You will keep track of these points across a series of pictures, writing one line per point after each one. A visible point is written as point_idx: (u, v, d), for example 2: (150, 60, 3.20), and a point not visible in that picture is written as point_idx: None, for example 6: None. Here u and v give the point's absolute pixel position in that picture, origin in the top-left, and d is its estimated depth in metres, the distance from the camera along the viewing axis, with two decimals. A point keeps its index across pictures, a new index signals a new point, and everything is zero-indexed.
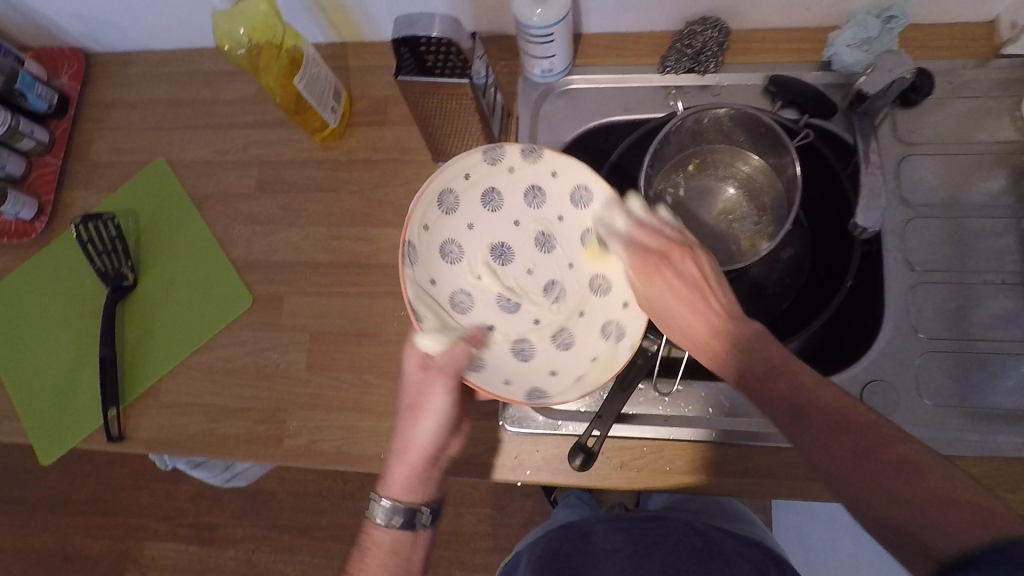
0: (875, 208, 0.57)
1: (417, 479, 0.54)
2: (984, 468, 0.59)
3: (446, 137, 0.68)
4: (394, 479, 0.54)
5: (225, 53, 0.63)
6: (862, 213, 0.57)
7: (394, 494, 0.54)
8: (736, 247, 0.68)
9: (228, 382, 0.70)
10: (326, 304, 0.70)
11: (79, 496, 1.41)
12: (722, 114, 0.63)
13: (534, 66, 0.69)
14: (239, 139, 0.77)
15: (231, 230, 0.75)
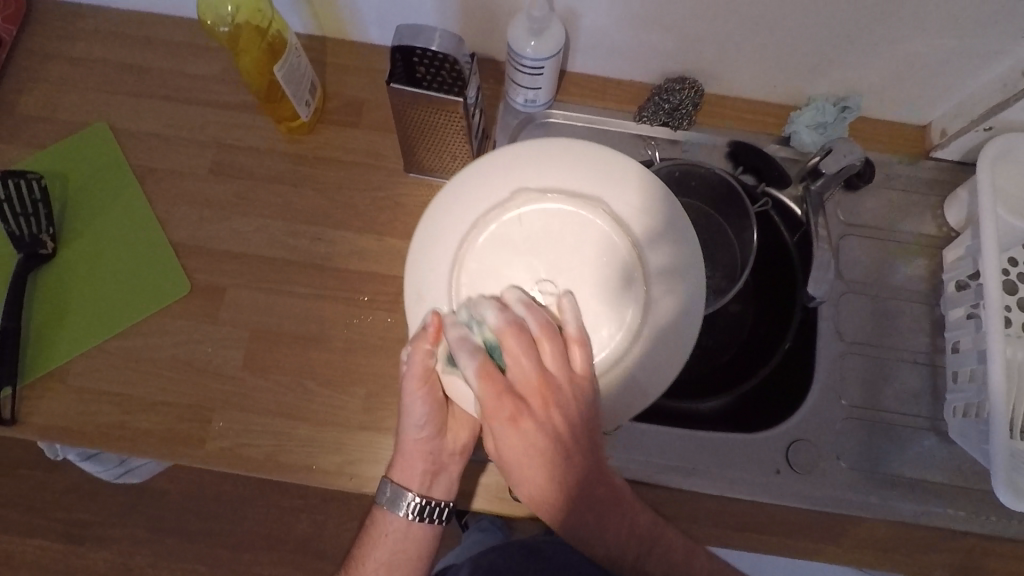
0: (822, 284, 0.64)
1: (423, 472, 0.56)
2: (887, 529, 0.64)
3: (423, 149, 0.67)
4: (408, 472, 0.56)
5: (207, 28, 0.61)
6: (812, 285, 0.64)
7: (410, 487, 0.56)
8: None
9: (150, 373, 0.64)
10: (272, 302, 0.67)
11: None
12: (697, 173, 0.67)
13: (519, 94, 0.70)
14: (197, 116, 0.72)
15: (176, 210, 0.70)
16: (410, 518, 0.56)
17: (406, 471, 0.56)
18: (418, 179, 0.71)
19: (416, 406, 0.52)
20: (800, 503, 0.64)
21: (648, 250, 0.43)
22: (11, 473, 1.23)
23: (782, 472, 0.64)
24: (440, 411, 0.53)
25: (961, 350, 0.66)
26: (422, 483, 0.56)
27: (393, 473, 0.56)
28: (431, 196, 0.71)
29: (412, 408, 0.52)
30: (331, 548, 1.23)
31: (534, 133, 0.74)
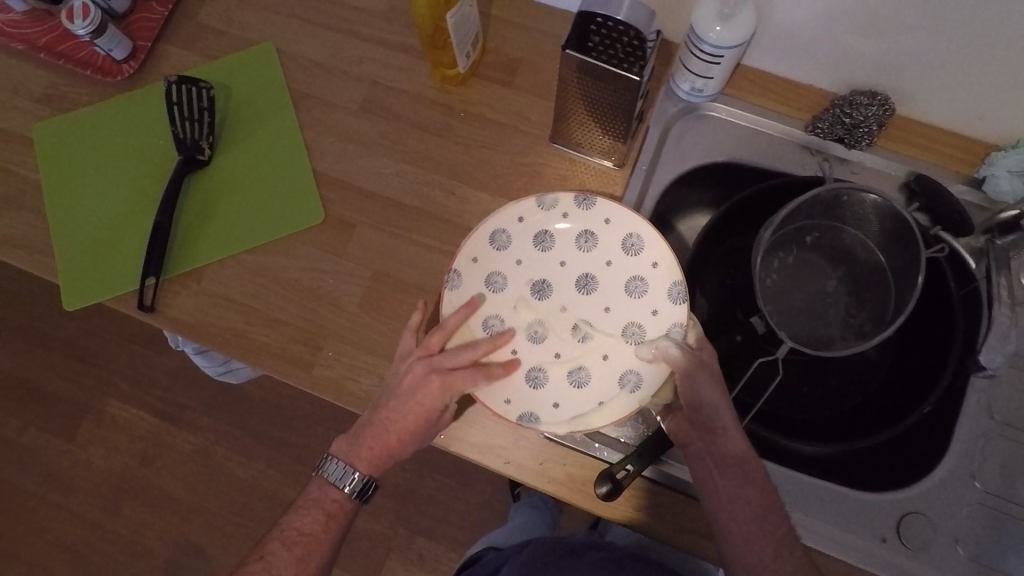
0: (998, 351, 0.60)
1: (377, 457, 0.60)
2: None
3: (579, 122, 0.65)
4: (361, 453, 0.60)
5: None
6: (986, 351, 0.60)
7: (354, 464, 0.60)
8: (826, 334, 0.63)
9: (274, 291, 0.67)
10: (396, 247, 0.67)
11: (57, 334, 1.37)
12: (868, 200, 0.60)
13: (686, 80, 0.65)
14: (357, 50, 0.73)
15: (323, 140, 0.71)
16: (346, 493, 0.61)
17: (355, 446, 0.60)
18: (560, 152, 0.69)
19: (399, 410, 0.58)
20: None
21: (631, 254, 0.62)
22: (127, 345, 1.36)
23: (888, 542, 0.59)
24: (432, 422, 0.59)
25: None
26: (364, 461, 0.60)
27: (338, 442, 0.62)
28: (570, 170, 0.68)
29: (400, 411, 0.58)
30: (388, 483, 1.28)
31: (691, 124, 0.69)
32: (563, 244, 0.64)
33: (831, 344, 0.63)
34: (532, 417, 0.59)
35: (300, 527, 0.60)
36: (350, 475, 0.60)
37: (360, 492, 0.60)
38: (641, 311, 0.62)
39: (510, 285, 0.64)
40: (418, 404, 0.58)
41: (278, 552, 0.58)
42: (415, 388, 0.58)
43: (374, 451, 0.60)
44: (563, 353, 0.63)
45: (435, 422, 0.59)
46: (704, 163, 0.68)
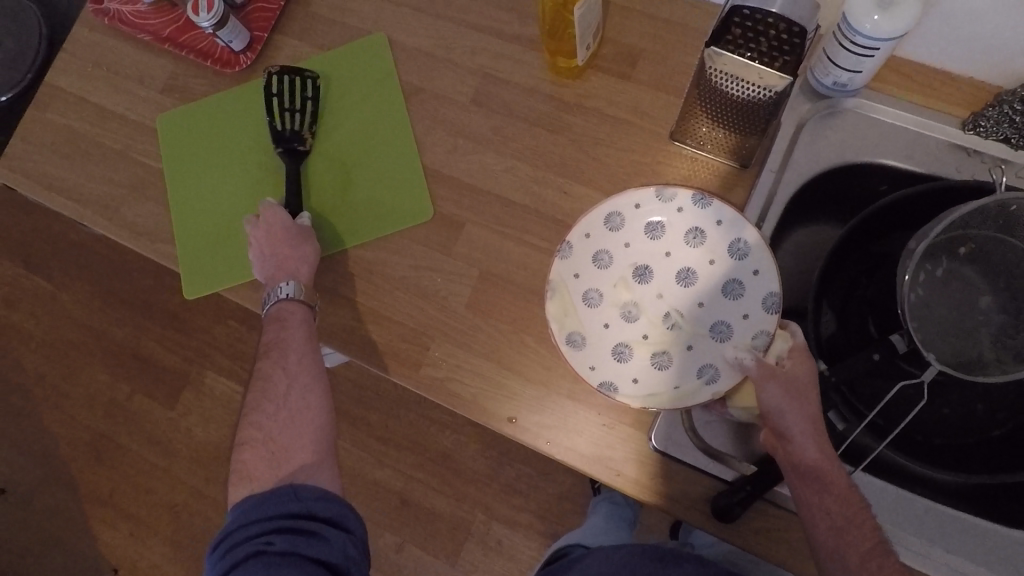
0: None
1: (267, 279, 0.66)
2: None
3: (710, 118, 0.61)
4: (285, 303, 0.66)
5: None
6: None
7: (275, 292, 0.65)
8: (978, 355, 0.57)
9: (383, 288, 0.68)
10: (505, 247, 0.66)
11: (162, 308, 1.46)
12: None
13: (828, 74, 0.60)
14: (468, 40, 0.71)
15: (432, 134, 0.70)
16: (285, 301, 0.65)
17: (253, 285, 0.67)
18: (680, 151, 0.65)
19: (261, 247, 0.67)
20: None
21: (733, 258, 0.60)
22: (225, 321, 1.43)
23: None
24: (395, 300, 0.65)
25: None
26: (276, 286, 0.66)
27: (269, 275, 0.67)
28: (690, 170, 0.64)
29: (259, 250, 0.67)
30: (468, 468, 1.30)
31: (829, 121, 0.63)
32: (672, 236, 0.62)
33: (983, 368, 0.56)
34: (610, 387, 0.59)
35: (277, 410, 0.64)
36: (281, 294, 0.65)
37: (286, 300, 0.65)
38: (730, 313, 0.59)
39: (612, 264, 0.63)
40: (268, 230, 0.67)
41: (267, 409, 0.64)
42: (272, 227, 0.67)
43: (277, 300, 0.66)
44: (651, 336, 0.61)
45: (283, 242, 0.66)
46: (840, 163, 0.62)
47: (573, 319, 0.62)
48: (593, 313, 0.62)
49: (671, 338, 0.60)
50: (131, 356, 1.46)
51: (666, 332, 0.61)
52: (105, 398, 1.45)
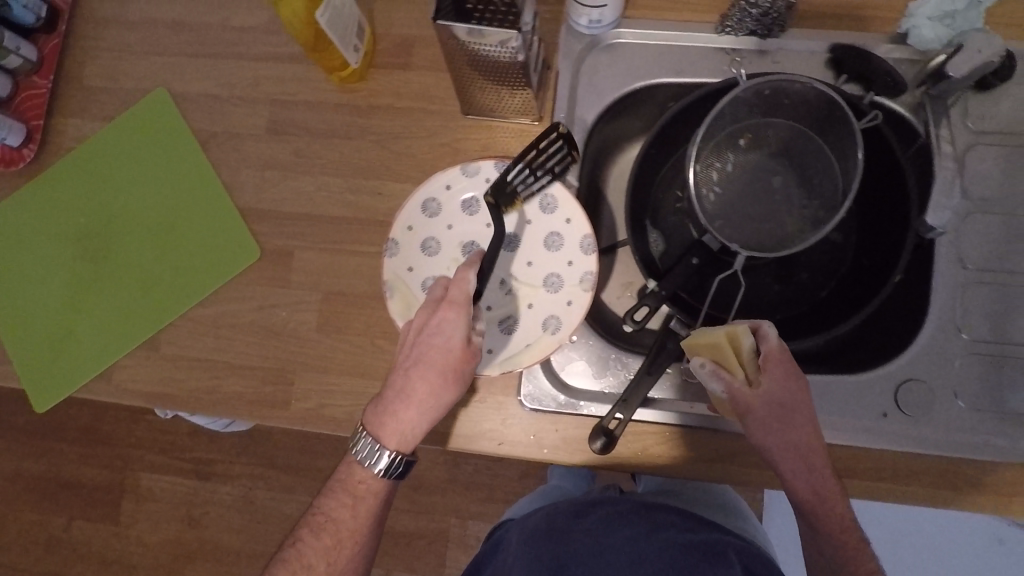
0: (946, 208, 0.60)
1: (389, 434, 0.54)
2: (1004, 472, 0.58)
3: (480, 86, 0.62)
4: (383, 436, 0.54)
5: None
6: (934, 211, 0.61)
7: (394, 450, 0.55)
8: (781, 231, 0.62)
9: (233, 338, 0.67)
10: (340, 262, 0.67)
11: (73, 426, 1.38)
12: (787, 86, 0.57)
13: (581, 15, 0.62)
14: (248, 73, 0.70)
15: (240, 174, 0.69)
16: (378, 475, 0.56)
17: (389, 412, 0.55)
18: (476, 122, 0.66)
19: (426, 349, 0.54)
20: (909, 447, 0.59)
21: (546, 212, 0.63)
22: (140, 417, 1.37)
23: (889, 415, 0.60)
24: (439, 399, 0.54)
25: None
26: (390, 434, 0.54)
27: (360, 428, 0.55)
28: (487, 138, 0.66)
29: (413, 354, 0.55)
30: (427, 479, 1.30)
31: (601, 57, 0.66)
32: (488, 206, 0.64)
33: (785, 243, 0.61)
34: None
35: (332, 514, 0.56)
36: (384, 456, 0.54)
37: (394, 472, 0.55)
38: (556, 264, 0.62)
39: (440, 249, 0.65)
40: (443, 339, 0.54)
41: (309, 539, 0.55)
42: (448, 337, 0.54)
43: (400, 421, 0.54)
44: (492, 305, 0.63)
45: (455, 364, 0.54)
46: (620, 95, 0.66)
47: None
48: None
49: (511, 303, 0.63)
50: (55, 483, 1.38)
51: (505, 299, 0.63)
52: (42, 536, 1.37)
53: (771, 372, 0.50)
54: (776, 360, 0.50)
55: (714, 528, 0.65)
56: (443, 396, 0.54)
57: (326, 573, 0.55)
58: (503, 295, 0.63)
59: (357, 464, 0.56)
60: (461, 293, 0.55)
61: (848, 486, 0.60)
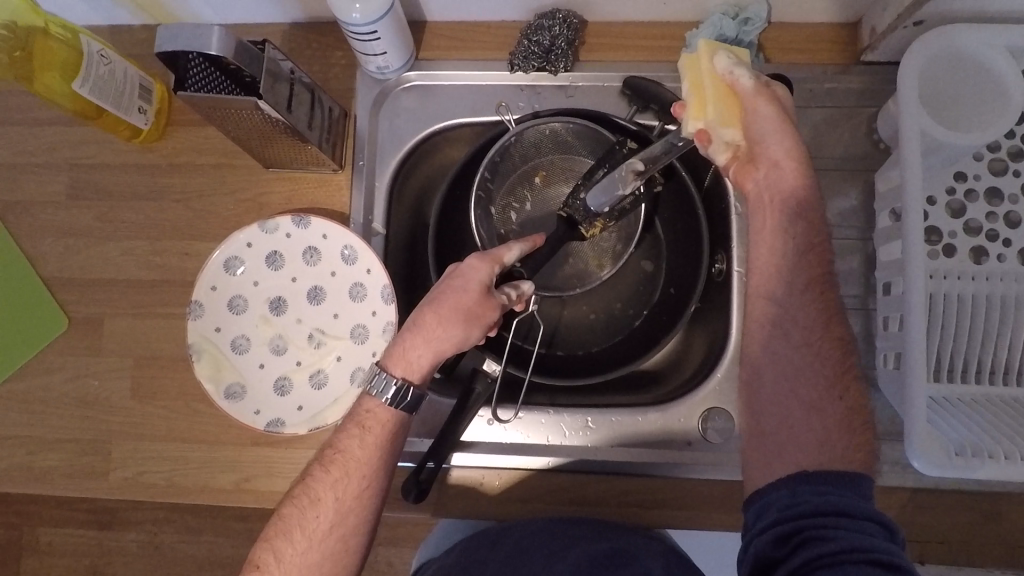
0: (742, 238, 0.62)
1: (411, 361, 0.51)
2: None
3: (266, 148, 0.61)
4: (407, 357, 0.51)
5: None
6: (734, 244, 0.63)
7: (403, 371, 0.50)
8: (583, 265, 0.65)
9: (46, 413, 0.64)
10: (151, 326, 0.65)
11: None
12: (559, 127, 0.60)
13: (368, 62, 0.62)
14: (43, 137, 0.67)
15: (41, 243, 0.67)
16: (393, 408, 0.51)
17: (400, 346, 0.51)
18: (281, 175, 0.65)
19: (443, 288, 0.51)
20: (717, 475, 0.60)
21: (348, 264, 0.63)
22: None
23: (694, 443, 0.61)
24: (470, 324, 0.51)
25: (892, 293, 0.57)
26: (393, 356, 0.51)
27: (408, 365, 0.51)
28: (290, 190, 0.65)
29: (435, 290, 0.51)
30: None
31: (401, 100, 0.66)
32: (293, 261, 0.64)
33: (584, 276, 0.64)
34: (278, 423, 0.60)
35: (341, 446, 0.50)
36: (391, 384, 0.50)
37: (399, 400, 0.50)
38: (363, 314, 0.63)
39: (246, 307, 0.64)
40: (463, 278, 0.51)
41: (317, 473, 0.50)
42: (472, 281, 0.51)
43: (405, 347, 0.51)
44: (302, 359, 0.63)
45: (473, 307, 0.51)
46: (421, 137, 0.66)
47: (229, 373, 0.62)
48: (245, 358, 0.63)
49: (322, 355, 0.63)
50: None
51: (315, 352, 0.63)
52: None
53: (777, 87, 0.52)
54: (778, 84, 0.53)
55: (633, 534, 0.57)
56: (454, 332, 0.50)
57: (334, 509, 0.49)
58: (313, 349, 0.63)
59: (369, 397, 0.51)
60: (501, 254, 0.54)
61: (669, 516, 0.60)
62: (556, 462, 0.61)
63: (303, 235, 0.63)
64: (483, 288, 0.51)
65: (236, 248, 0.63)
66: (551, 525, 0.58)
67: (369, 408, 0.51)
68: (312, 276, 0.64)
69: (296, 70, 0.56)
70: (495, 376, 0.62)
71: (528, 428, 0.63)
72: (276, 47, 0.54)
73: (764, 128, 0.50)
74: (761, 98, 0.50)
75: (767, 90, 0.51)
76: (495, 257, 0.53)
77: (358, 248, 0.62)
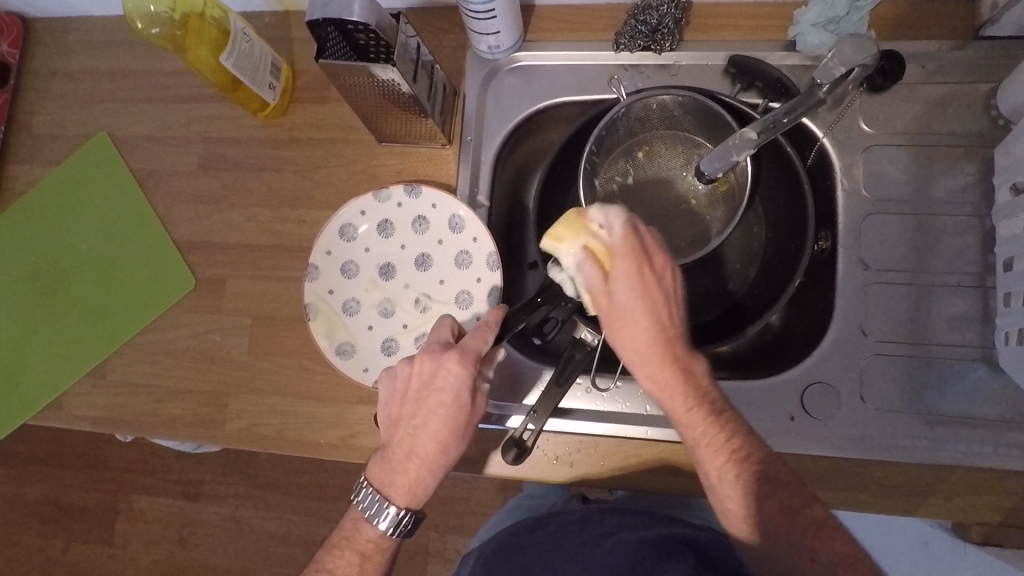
0: (849, 217, 0.63)
1: (408, 483, 0.53)
2: (936, 477, 0.58)
3: (382, 120, 0.64)
4: (399, 481, 0.53)
5: (138, 31, 0.61)
6: (841, 225, 0.63)
7: (397, 497, 0.53)
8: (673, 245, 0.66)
9: (172, 365, 0.70)
10: (268, 287, 0.69)
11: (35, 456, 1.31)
12: (669, 101, 0.61)
13: (480, 42, 0.65)
14: (180, 114, 0.74)
15: (173, 208, 0.73)
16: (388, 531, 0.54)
17: (393, 470, 0.53)
18: (392, 149, 0.69)
19: (432, 408, 0.53)
20: (818, 451, 0.59)
21: (457, 233, 0.66)
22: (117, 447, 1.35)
23: (797, 419, 0.60)
24: (457, 437, 0.53)
25: (1014, 269, 0.56)
26: (401, 491, 0.53)
27: (397, 492, 0.53)
28: (401, 164, 0.69)
29: (422, 410, 0.53)
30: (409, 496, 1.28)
31: (507, 79, 0.69)
32: (402, 230, 0.67)
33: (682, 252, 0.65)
34: None
35: (338, 564, 0.53)
36: (390, 512, 0.53)
37: (401, 528, 0.53)
38: (467, 281, 0.66)
39: (357, 272, 0.67)
40: (450, 395, 0.53)
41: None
42: (456, 391, 0.53)
43: (411, 477, 0.53)
44: (408, 321, 0.66)
45: (467, 417, 0.54)
46: (526, 114, 0.68)
47: (341, 332, 0.65)
48: (356, 319, 0.66)
49: (427, 318, 0.66)
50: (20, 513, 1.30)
51: (420, 316, 0.66)
52: None
53: (620, 272, 0.51)
54: (627, 231, 0.52)
55: (673, 524, 0.53)
56: (445, 454, 0.53)
57: None
58: (419, 312, 0.67)
59: (365, 521, 0.54)
60: (473, 348, 0.54)
61: None
62: (654, 433, 0.62)
63: (414, 205, 0.67)
64: (468, 400, 0.53)
65: (351, 215, 0.66)
66: (592, 511, 0.57)
67: (365, 531, 0.54)
68: (419, 244, 0.67)
69: (421, 47, 0.59)
70: (595, 345, 0.63)
71: (626, 401, 0.64)
72: (408, 24, 0.58)
73: (626, 299, 0.51)
74: (619, 261, 0.51)
75: (617, 262, 0.51)
76: (471, 357, 0.53)
77: (469, 217, 0.65)
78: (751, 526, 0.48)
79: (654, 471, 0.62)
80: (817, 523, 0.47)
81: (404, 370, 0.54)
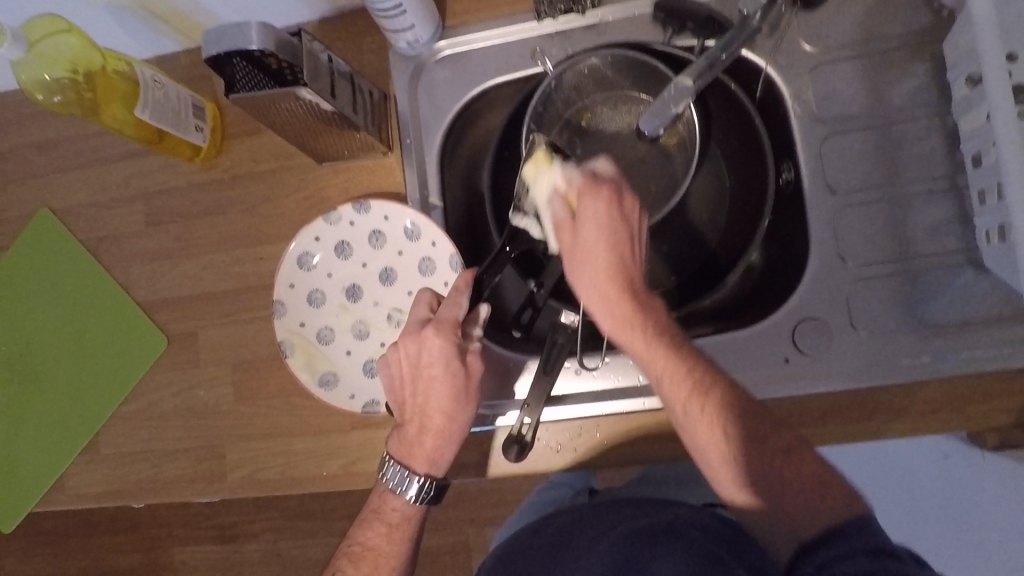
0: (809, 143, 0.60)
1: (425, 451, 0.54)
2: (941, 390, 0.56)
3: (314, 141, 0.62)
4: (416, 452, 0.54)
5: (39, 102, 0.58)
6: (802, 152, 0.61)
7: (416, 466, 0.54)
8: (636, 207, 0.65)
9: (162, 427, 0.69)
10: (240, 331, 0.68)
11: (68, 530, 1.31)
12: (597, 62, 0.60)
13: (397, 39, 0.62)
14: (116, 174, 0.72)
15: (130, 271, 0.71)
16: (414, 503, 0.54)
17: (408, 440, 0.54)
18: (334, 167, 0.67)
19: (429, 379, 0.54)
20: (819, 388, 0.57)
21: (415, 241, 0.64)
22: None
23: (791, 360, 0.59)
24: (461, 395, 0.54)
25: (983, 163, 0.54)
26: (421, 461, 0.54)
27: (414, 462, 0.54)
28: (347, 180, 0.67)
29: (419, 378, 0.54)
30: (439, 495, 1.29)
31: (435, 72, 0.66)
32: (360, 248, 0.66)
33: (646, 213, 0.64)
34: (375, 402, 0.63)
35: (366, 541, 0.54)
36: (413, 483, 0.53)
37: (426, 496, 0.54)
38: (436, 287, 0.64)
39: (325, 299, 0.66)
40: (439, 364, 0.53)
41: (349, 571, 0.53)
42: (445, 361, 0.53)
43: (428, 447, 0.54)
44: (385, 338, 0.65)
45: (466, 380, 0.54)
46: (462, 104, 0.66)
47: (321, 362, 0.64)
48: (333, 346, 0.65)
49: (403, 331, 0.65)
50: None
51: (395, 331, 0.65)
52: None
53: (588, 209, 0.54)
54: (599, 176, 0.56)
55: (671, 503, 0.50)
56: (453, 418, 0.54)
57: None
58: (395, 328, 0.65)
59: (391, 494, 0.54)
60: (449, 316, 0.55)
61: None
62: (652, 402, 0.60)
63: (366, 220, 0.65)
64: (460, 361, 0.54)
65: (305, 245, 0.65)
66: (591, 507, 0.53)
67: (390, 503, 0.54)
68: (381, 259, 0.66)
69: (333, 58, 0.57)
70: (576, 326, 0.61)
71: (618, 374, 0.63)
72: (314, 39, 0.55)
73: (590, 235, 0.53)
74: (587, 197, 0.54)
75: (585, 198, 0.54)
76: (454, 324, 0.54)
77: (423, 223, 0.63)
78: (729, 463, 0.47)
79: (659, 438, 0.61)
80: (785, 448, 0.46)
81: (393, 353, 0.56)
